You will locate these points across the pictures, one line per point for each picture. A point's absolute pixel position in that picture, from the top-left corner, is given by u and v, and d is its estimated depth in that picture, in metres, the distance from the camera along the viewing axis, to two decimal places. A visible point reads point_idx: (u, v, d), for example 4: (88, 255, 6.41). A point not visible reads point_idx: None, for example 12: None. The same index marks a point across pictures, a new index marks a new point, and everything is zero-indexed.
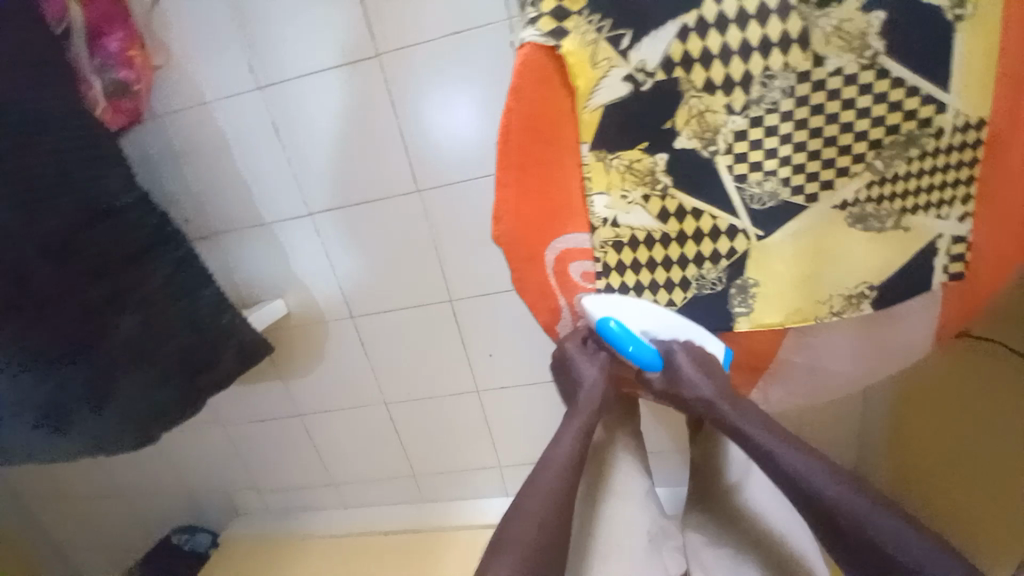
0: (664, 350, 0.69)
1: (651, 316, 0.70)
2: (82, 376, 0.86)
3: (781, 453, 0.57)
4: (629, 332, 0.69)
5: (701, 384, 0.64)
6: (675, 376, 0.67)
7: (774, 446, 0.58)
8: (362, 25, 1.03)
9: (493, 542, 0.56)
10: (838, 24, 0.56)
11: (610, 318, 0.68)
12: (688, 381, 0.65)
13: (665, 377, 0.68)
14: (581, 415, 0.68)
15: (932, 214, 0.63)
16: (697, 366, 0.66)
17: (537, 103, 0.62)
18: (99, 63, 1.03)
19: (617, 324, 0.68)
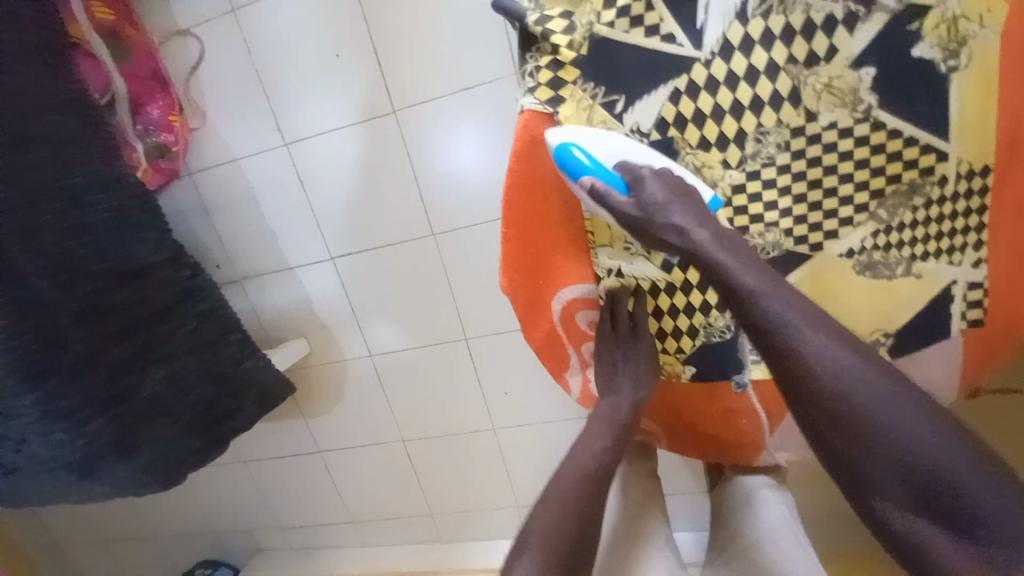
0: (628, 173, 0.59)
1: (616, 144, 0.60)
2: (115, 427, 0.91)
3: (814, 352, 0.51)
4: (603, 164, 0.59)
5: (676, 211, 0.57)
6: (646, 199, 0.57)
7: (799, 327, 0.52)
8: (379, 84, 1.10)
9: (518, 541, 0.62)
10: (829, 82, 0.57)
11: (576, 146, 0.58)
12: (660, 206, 0.57)
13: (636, 204, 0.57)
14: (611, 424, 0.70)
15: (944, 259, 0.62)
16: (669, 189, 0.58)
17: (538, 162, 0.65)
18: (141, 129, 1.15)
19: (582, 153, 0.58)
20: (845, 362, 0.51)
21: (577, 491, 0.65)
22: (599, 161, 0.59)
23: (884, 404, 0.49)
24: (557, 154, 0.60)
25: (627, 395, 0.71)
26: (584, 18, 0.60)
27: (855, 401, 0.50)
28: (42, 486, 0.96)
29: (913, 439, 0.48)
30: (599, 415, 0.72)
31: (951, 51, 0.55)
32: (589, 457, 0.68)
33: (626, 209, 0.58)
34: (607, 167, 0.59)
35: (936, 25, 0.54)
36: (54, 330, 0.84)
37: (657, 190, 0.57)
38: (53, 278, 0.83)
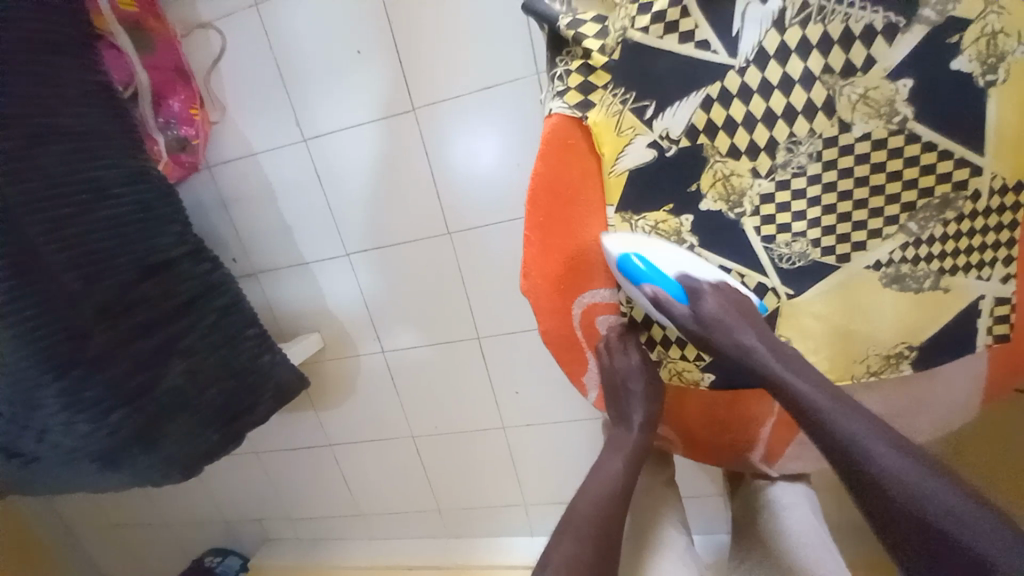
0: (688, 284, 0.63)
1: (676, 256, 0.64)
2: (136, 421, 0.92)
3: (828, 413, 0.56)
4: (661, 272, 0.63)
5: (730, 318, 0.61)
6: (701, 313, 0.62)
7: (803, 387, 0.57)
8: (400, 82, 1.10)
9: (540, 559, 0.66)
10: (864, 92, 0.56)
11: (635, 256, 0.63)
12: (717, 320, 0.61)
13: (692, 315, 0.62)
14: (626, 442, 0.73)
15: (972, 274, 0.61)
16: (725, 307, 0.61)
17: (564, 169, 0.65)
18: (162, 122, 1.16)
19: (641, 261, 0.63)
20: (857, 425, 0.55)
21: (597, 519, 0.67)
22: (657, 266, 0.63)
23: (895, 463, 0.52)
24: (616, 260, 0.65)
25: (636, 418, 0.73)
26: (618, 22, 0.60)
27: (869, 456, 0.53)
28: (64, 474, 0.97)
29: (933, 502, 0.50)
30: (618, 442, 0.74)
31: (990, 65, 0.55)
32: (608, 484, 0.70)
33: (683, 320, 0.63)
34: (666, 275, 0.63)
35: (975, 39, 0.54)
36: (78, 323, 0.85)
37: (713, 308, 0.61)
38: (78, 271, 0.84)
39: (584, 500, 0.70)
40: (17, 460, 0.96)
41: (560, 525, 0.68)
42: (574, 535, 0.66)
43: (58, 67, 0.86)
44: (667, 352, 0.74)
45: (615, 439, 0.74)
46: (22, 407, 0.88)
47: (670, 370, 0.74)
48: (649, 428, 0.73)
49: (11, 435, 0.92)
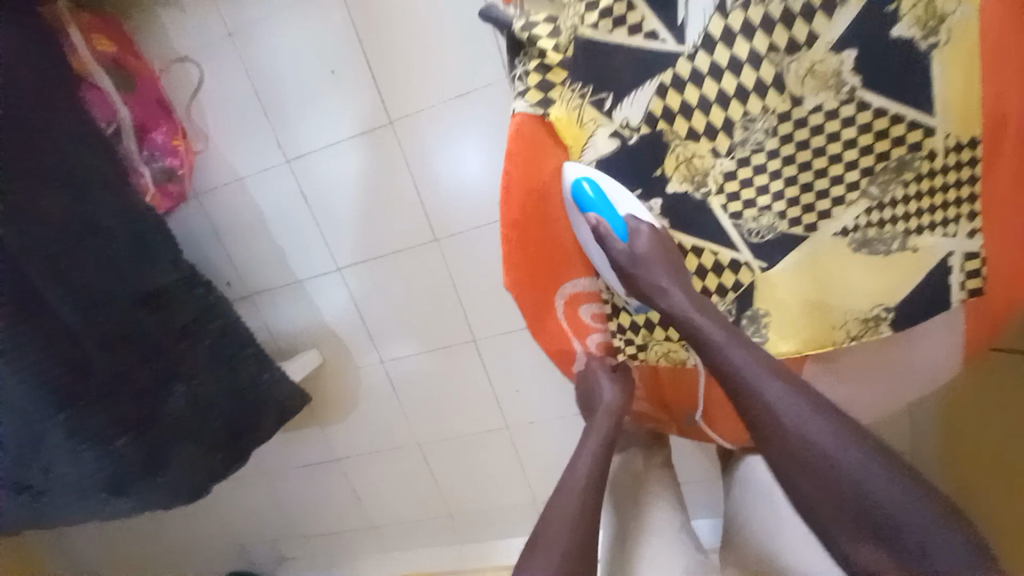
0: (631, 223, 0.64)
1: (629, 202, 0.65)
2: (142, 450, 0.96)
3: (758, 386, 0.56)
4: (608, 200, 0.64)
5: (663, 274, 0.62)
6: (637, 250, 0.63)
7: (762, 384, 0.56)
8: (375, 97, 1.13)
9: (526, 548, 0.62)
10: (811, 66, 0.58)
11: (585, 180, 0.64)
12: (646, 257, 0.62)
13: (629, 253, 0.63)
14: (600, 426, 0.73)
15: (938, 232, 0.63)
16: (656, 247, 0.63)
17: (533, 164, 0.66)
18: (147, 155, 1.17)
19: (591, 187, 0.64)
20: (790, 400, 0.55)
21: (580, 506, 0.65)
22: (606, 195, 0.64)
23: (823, 435, 0.53)
24: (570, 188, 0.65)
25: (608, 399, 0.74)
26: (569, 21, 0.62)
27: (771, 410, 0.55)
28: (75, 505, 0.99)
29: (853, 472, 0.52)
30: (596, 424, 0.73)
31: (931, 28, 0.56)
32: (588, 467, 0.69)
33: (619, 256, 0.63)
34: (615, 211, 0.64)
35: (913, 4, 0.56)
36: (82, 355, 0.89)
37: (647, 248, 0.62)
38: (75, 304, 0.87)
39: (565, 490, 0.67)
40: (31, 494, 0.98)
41: (540, 525, 0.64)
42: (560, 524, 0.63)
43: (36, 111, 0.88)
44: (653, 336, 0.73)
45: (592, 421, 0.74)
46: (29, 440, 0.89)
47: (657, 352, 0.74)
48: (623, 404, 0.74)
49: (20, 470, 0.95)
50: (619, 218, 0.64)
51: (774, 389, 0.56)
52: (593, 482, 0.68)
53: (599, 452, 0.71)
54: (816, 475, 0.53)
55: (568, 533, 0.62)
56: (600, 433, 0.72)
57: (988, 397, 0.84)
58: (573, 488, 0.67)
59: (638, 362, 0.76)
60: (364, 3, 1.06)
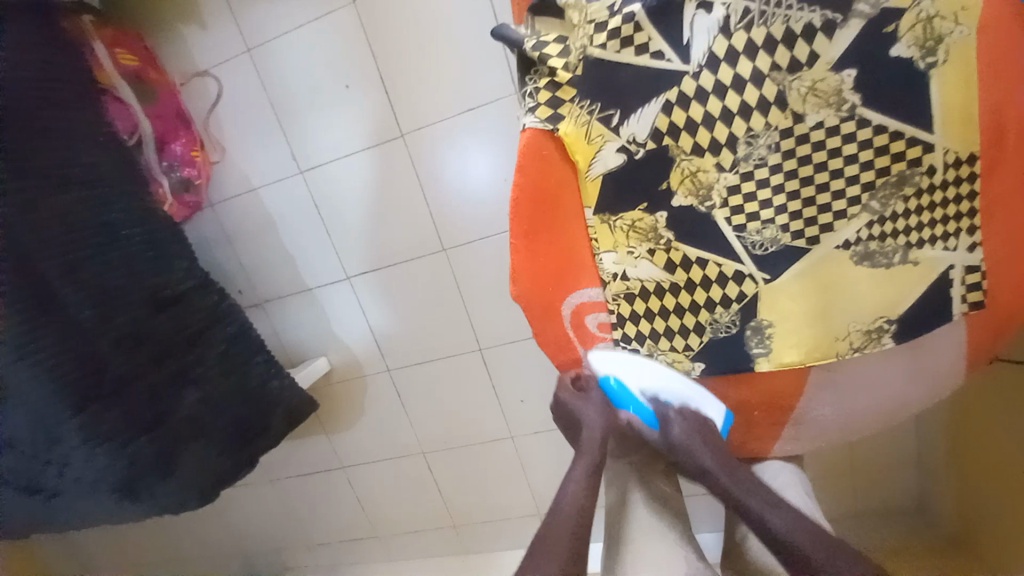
0: (658, 408, 0.74)
1: (653, 376, 0.74)
2: (154, 444, 0.97)
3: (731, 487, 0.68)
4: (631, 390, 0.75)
5: (698, 450, 0.70)
6: (674, 437, 0.72)
7: (767, 512, 0.66)
8: (388, 111, 1.16)
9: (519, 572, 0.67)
10: (813, 84, 0.60)
11: (612, 375, 0.75)
12: (684, 445, 0.70)
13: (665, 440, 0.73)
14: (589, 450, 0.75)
15: (939, 246, 0.64)
16: (692, 432, 0.71)
17: (543, 179, 0.69)
18: (166, 165, 1.21)
19: (615, 381, 0.75)
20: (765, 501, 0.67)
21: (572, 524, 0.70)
22: (630, 387, 0.75)
23: (825, 557, 0.61)
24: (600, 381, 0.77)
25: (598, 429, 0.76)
26: (578, 41, 0.64)
27: (778, 535, 0.64)
28: (86, 506, 1.01)
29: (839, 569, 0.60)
30: (586, 444, 0.75)
31: (930, 48, 0.58)
32: (578, 490, 0.72)
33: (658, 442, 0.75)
34: (637, 395, 0.75)
35: (911, 26, 0.58)
36: (96, 354, 0.90)
37: (682, 432, 0.71)
38: (94, 306, 0.89)
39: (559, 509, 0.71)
40: (42, 496, 0.99)
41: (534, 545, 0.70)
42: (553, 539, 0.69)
43: (60, 118, 0.90)
44: (658, 346, 0.74)
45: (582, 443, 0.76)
46: (44, 441, 0.91)
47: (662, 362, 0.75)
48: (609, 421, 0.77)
49: (35, 471, 0.96)
50: (645, 404, 0.76)
51: (778, 515, 0.65)
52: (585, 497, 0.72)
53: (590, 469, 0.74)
54: None
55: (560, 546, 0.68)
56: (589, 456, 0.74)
57: (993, 409, 0.85)
58: (567, 506, 0.71)
59: None
60: (379, 21, 1.10)
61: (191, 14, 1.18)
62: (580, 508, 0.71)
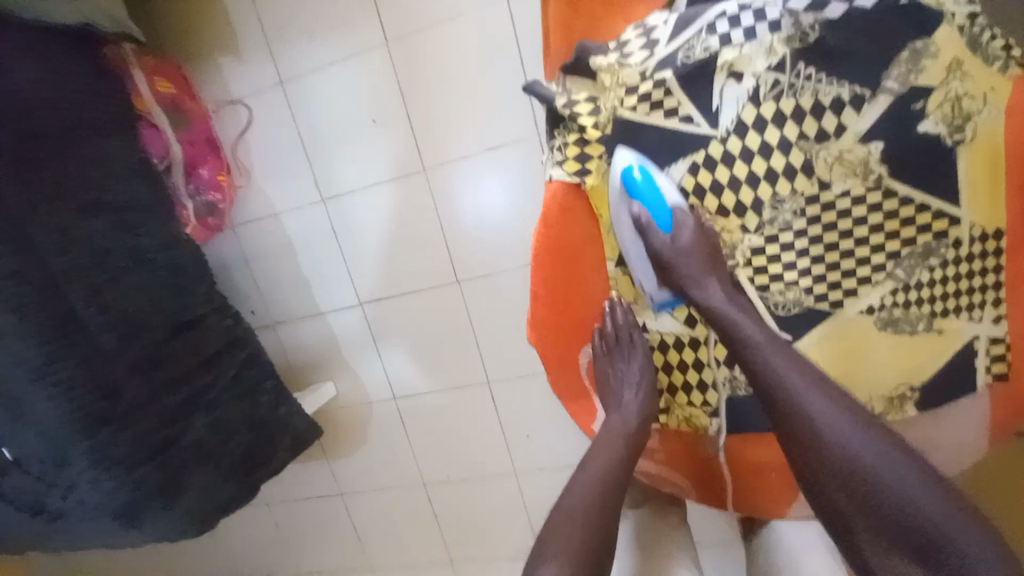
0: (677, 212, 0.64)
1: (665, 180, 0.65)
2: (160, 473, 0.95)
3: (857, 452, 0.54)
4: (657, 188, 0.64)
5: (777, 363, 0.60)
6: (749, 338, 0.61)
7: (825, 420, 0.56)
8: (412, 146, 1.19)
9: (534, 552, 0.62)
10: (839, 154, 0.61)
11: (636, 165, 0.64)
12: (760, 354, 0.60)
13: (672, 245, 0.64)
14: (615, 430, 0.70)
15: (963, 316, 0.64)
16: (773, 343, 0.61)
17: (566, 231, 0.70)
18: (193, 189, 1.23)
19: (642, 174, 0.64)
20: (875, 450, 0.54)
21: (588, 515, 0.63)
22: (655, 183, 0.64)
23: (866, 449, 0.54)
24: (620, 171, 0.65)
25: (631, 408, 0.71)
26: (609, 103, 0.65)
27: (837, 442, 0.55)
28: (87, 530, 0.99)
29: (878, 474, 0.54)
30: (608, 426, 0.71)
31: (957, 126, 0.59)
32: (602, 472, 0.66)
33: (661, 246, 0.64)
34: (662, 198, 0.64)
35: (940, 104, 0.59)
36: (113, 380, 0.89)
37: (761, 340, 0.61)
38: (116, 336, 0.91)
39: (573, 499, 0.65)
40: (44, 517, 0.98)
41: (547, 528, 0.63)
42: (567, 522, 0.63)
43: (94, 146, 0.95)
44: (675, 399, 0.75)
45: (602, 434, 0.71)
46: (52, 464, 0.90)
47: (678, 416, 0.75)
48: (642, 422, 0.70)
49: (39, 492, 0.95)
50: (664, 204, 0.64)
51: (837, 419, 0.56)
52: (608, 486, 0.66)
53: (613, 464, 0.67)
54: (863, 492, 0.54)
55: (574, 532, 0.61)
56: (612, 452, 0.68)
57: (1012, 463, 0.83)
58: (583, 501, 0.64)
59: (658, 424, 0.77)
60: (408, 59, 1.14)
61: (229, 45, 1.23)
62: (602, 504, 0.64)
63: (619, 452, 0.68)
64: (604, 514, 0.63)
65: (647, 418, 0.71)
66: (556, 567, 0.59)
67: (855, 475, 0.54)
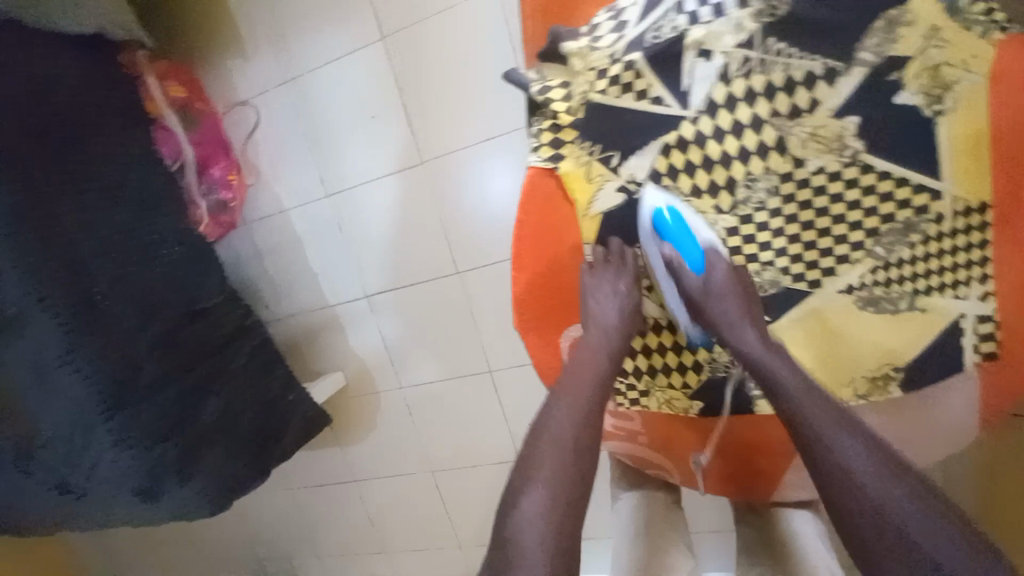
0: (709, 252, 0.63)
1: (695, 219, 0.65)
2: (176, 453, 1.00)
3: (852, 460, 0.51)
4: (685, 226, 0.64)
5: (735, 310, 0.61)
6: (712, 283, 0.62)
7: (825, 429, 0.53)
8: (411, 140, 1.22)
9: (514, 484, 0.59)
10: (812, 131, 0.60)
11: (664, 206, 0.65)
12: (720, 296, 0.61)
13: (702, 286, 0.63)
14: (597, 351, 0.67)
15: (949, 293, 0.62)
16: (734, 284, 0.62)
17: (542, 216, 0.71)
18: (205, 188, 1.30)
19: (671, 213, 0.65)
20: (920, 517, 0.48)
21: (576, 437, 0.61)
22: (687, 223, 0.65)
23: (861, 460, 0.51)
24: (647, 216, 0.67)
25: (611, 325, 0.68)
26: (580, 87, 0.66)
27: (834, 453, 0.52)
28: (111, 507, 1.05)
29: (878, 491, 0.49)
30: (587, 344, 0.67)
31: (936, 96, 0.58)
32: (585, 392, 0.64)
33: (692, 288, 0.64)
34: (694, 240, 0.64)
35: (917, 74, 0.58)
36: (131, 366, 0.95)
37: (724, 281, 0.62)
38: (134, 323, 0.97)
39: (560, 424, 0.62)
40: (70, 495, 1.04)
41: (525, 459, 0.61)
42: (551, 449, 0.60)
43: (103, 145, 1.02)
44: (654, 380, 0.75)
45: (581, 352, 0.68)
46: (77, 444, 0.97)
47: (659, 399, 0.75)
48: (622, 338, 0.68)
49: (65, 471, 1.02)
50: (697, 245, 0.64)
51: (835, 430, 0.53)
52: (592, 405, 0.63)
53: (595, 383, 0.65)
54: (855, 508, 0.50)
55: (559, 456, 0.59)
56: (592, 372, 0.65)
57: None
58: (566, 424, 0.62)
59: (638, 407, 0.76)
60: (404, 54, 1.17)
61: (236, 49, 1.29)
62: (585, 426, 0.62)
63: (599, 371, 0.65)
64: (590, 433, 0.62)
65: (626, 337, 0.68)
66: (545, 489, 0.57)
67: (847, 484, 0.50)
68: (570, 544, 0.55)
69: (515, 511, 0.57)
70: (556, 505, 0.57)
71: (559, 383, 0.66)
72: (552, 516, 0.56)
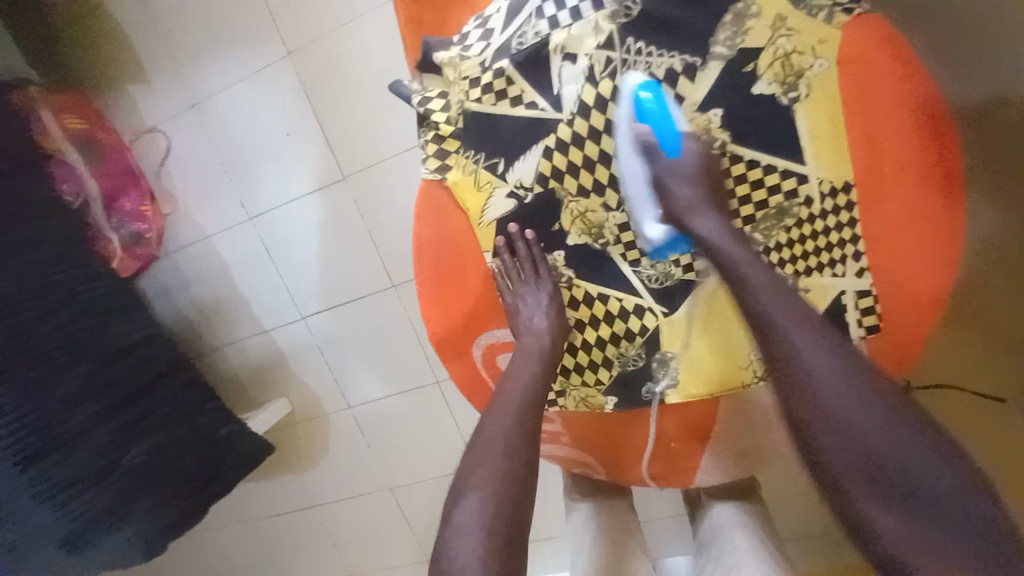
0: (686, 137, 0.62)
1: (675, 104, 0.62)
2: (102, 500, 0.96)
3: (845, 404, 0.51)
4: (664, 109, 0.62)
5: (708, 216, 0.62)
6: (687, 169, 0.62)
7: (817, 373, 0.53)
8: (331, 156, 1.19)
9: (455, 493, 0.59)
10: (681, 126, 0.63)
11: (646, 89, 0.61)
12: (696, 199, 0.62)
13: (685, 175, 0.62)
14: (531, 352, 0.67)
15: (828, 273, 0.64)
16: (705, 176, 0.62)
17: (442, 227, 0.70)
18: (115, 222, 1.25)
19: (650, 97, 0.61)
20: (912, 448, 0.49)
21: (509, 440, 0.61)
22: (665, 109, 0.62)
23: (857, 401, 0.51)
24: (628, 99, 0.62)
25: (543, 327, 0.68)
26: (456, 96, 0.66)
27: (826, 397, 0.52)
28: None
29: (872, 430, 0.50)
30: (524, 347, 0.67)
31: (791, 84, 0.60)
32: (522, 393, 0.64)
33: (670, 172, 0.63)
34: (670, 125, 0.62)
35: (770, 64, 0.60)
36: (39, 417, 0.90)
37: (696, 171, 0.62)
38: (33, 377, 0.90)
39: (494, 432, 0.61)
40: None
41: (465, 465, 0.60)
42: (489, 456, 0.59)
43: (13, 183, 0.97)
44: (569, 380, 0.75)
45: (517, 356, 0.67)
46: None
47: (575, 397, 0.75)
48: (554, 338, 0.68)
49: None
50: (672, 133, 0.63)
51: (827, 373, 0.53)
52: (530, 406, 0.63)
53: (533, 382, 0.65)
54: (849, 450, 0.51)
55: (498, 462, 0.59)
56: (528, 373, 0.65)
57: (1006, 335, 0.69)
58: (502, 428, 0.61)
59: (557, 408, 0.76)
60: (313, 68, 1.14)
61: (140, 76, 1.25)
62: (523, 428, 0.62)
63: (534, 373, 0.65)
64: (528, 434, 0.62)
65: (558, 335, 0.69)
66: (480, 499, 0.57)
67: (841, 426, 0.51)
68: (511, 553, 0.55)
69: (456, 515, 0.57)
70: (491, 508, 0.56)
71: (497, 391, 0.66)
72: (489, 523, 0.55)
